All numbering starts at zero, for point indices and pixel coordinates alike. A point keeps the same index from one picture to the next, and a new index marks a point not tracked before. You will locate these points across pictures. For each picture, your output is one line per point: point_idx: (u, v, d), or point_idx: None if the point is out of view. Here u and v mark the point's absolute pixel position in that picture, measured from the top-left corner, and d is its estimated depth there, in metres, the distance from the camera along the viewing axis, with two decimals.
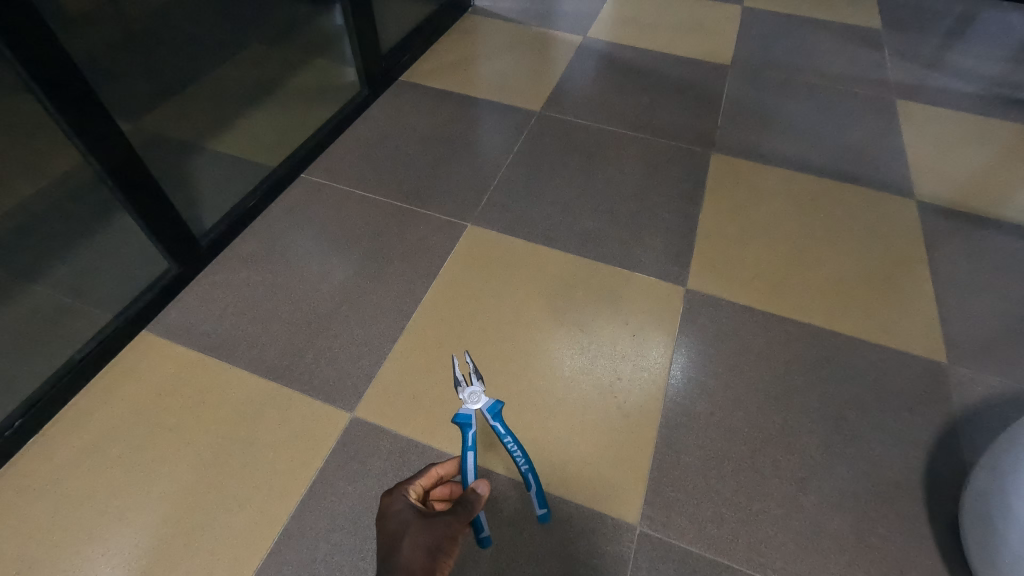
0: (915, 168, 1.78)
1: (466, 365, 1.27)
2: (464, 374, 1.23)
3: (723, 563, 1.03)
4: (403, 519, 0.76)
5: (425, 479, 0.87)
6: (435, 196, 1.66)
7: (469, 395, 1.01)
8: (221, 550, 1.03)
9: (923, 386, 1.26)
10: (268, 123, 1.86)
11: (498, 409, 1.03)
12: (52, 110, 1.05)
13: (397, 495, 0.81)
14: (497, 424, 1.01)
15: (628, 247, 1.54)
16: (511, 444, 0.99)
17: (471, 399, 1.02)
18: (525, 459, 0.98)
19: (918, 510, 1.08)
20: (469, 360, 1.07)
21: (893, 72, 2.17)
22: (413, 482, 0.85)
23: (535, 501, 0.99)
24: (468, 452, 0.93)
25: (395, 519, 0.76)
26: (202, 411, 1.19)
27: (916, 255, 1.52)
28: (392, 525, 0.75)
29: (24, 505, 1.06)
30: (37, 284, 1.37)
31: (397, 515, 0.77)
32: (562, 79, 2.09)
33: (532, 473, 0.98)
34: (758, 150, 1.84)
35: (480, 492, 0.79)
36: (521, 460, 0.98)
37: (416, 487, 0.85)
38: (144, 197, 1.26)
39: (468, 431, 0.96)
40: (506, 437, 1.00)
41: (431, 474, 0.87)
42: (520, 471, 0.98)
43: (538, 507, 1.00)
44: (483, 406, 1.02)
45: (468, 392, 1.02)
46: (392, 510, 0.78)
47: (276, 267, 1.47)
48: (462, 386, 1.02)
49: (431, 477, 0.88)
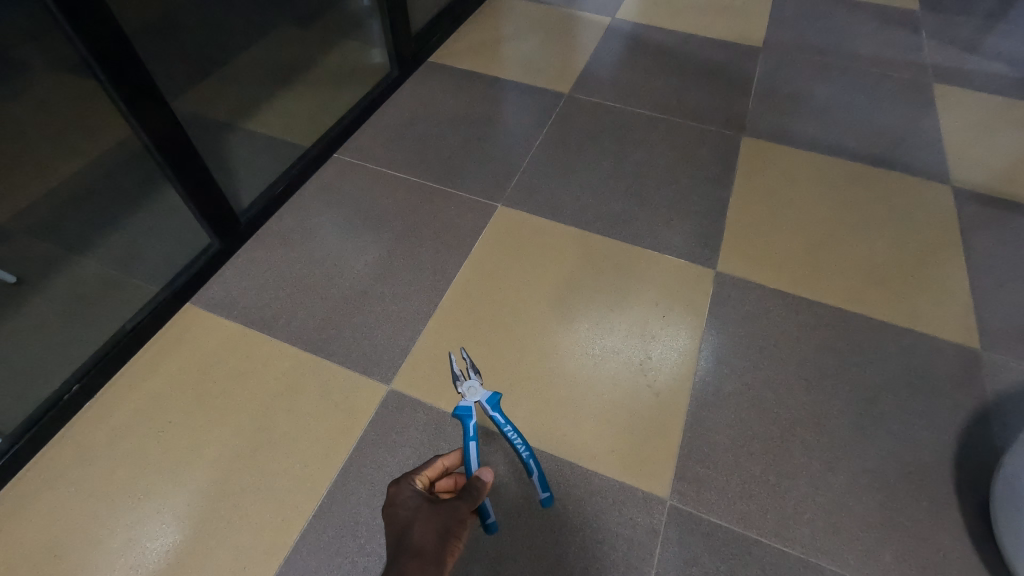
0: (950, 152, 1.75)
1: (463, 362, 1.26)
2: (461, 370, 1.23)
3: (753, 536, 1.05)
4: (412, 506, 0.74)
5: (430, 470, 0.86)
6: (465, 177, 1.68)
7: (467, 389, 1.03)
8: (268, 512, 1.07)
9: (955, 371, 1.26)
10: (300, 103, 1.89)
11: (496, 400, 1.03)
12: (106, 83, 1.09)
13: (404, 484, 0.79)
14: (496, 414, 1.02)
15: (657, 229, 1.54)
16: (511, 433, 1.00)
17: (469, 393, 1.04)
18: (525, 445, 0.99)
19: (947, 491, 1.09)
20: (466, 356, 1.10)
21: (929, 54, 2.12)
22: (419, 472, 0.84)
23: (537, 484, 1.00)
24: (470, 442, 0.93)
25: (404, 506, 0.74)
26: (246, 381, 1.24)
27: (951, 240, 1.51)
28: (400, 512, 0.73)
29: (84, 464, 1.12)
30: (87, 256, 1.42)
31: (405, 503, 0.75)
32: (590, 61, 2.08)
33: (533, 459, 0.99)
34: (789, 134, 1.82)
35: (485, 480, 0.80)
36: (521, 447, 0.99)
37: (422, 477, 0.83)
38: (188, 172, 1.30)
39: (469, 422, 0.96)
40: (505, 426, 1.01)
41: (436, 465, 0.87)
42: (520, 458, 0.99)
43: (542, 491, 1.01)
44: (482, 398, 1.03)
45: (466, 386, 1.05)
46: (401, 498, 0.76)
47: (311, 244, 1.50)
48: (460, 381, 1.05)
49: (436, 469, 0.87)
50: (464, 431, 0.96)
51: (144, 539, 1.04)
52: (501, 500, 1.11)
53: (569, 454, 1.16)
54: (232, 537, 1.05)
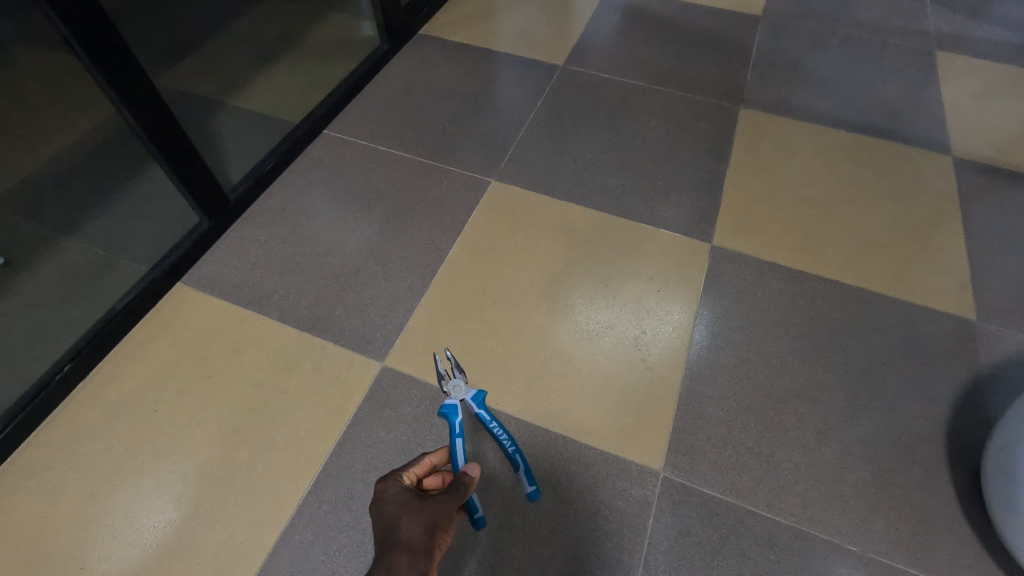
0: (953, 122, 1.72)
1: (448, 363, 1.22)
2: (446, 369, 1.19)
3: (745, 507, 1.06)
4: (400, 501, 0.72)
5: (418, 467, 0.82)
6: (458, 152, 1.65)
7: (452, 388, 1.05)
8: (264, 489, 1.08)
9: (951, 343, 1.25)
10: (288, 78, 1.84)
11: (481, 397, 1.05)
12: (85, 58, 1.05)
13: (391, 480, 0.76)
14: (481, 411, 1.04)
15: (654, 204, 1.52)
16: (497, 429, 1.02)
17: (454, 391, 1.05)
18: (511, 441, 1.00)
19: (938, 461, 1.10)
20: (451, 356, 1.12)
21: (934, 21, 2.07)
22: (406, 468, 0.80)
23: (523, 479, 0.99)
24: (456, 439, 0.93)
25: (392, 501, 0.72)
26: (240, 360, 1.24)
27: (950, 211, 1.49)
28: (388, 507, 0.71)
29: (81, 441, 1.12)
30: (76, 236, 1.41)
31: (393, 498, 0.73)
32: (585, 32, 2.03)
33: (519, 454, 0.99)
34: (789, 105, 1.78)
35: (472, 476, 0.78)
36: (507, 442, 1.00)
37: (410, 473, 0.80)
38: (174, 149, 1.27)
39: (454, 420, 0.97)
40: (490, 423, 1.02)
41: (424, 462, 0.83)
42: (507, 453, 1.00)
43: (527, 485, 0.99)
44: (467, 396, 1.05)
45: (451, 385, 1.06)
46: (388, 494, 0.73)
47: (302, 223, 1.48)
48: (445, 380, 1.07)
49: (424, 465, 0.83)
50: (450, 429, 0.97)
51: (142, 515, 1.05)
52: (496, 474, 1.11)
53: (564, 429, 1.16)
54: (229, 512, 1.06)
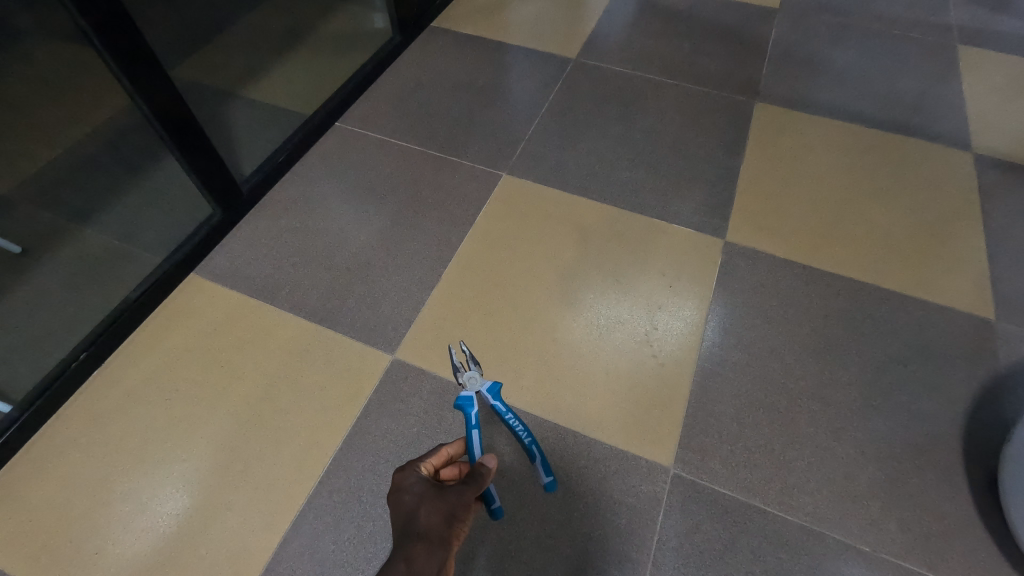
0: (973, 117, 1.68)
1: (463, 355, 1.22)
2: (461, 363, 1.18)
3: (756, 504, 1.05)
4: (418, 491, 0.72)
5: (435, 457, 0.82)
6: (469, 145, 1.64)
7: (468, 379, 1.05)
8: (276, 478, 1.09)
9: (969, 343, 1.23)
10: (301, 70, 1.84)
11: (497, 389, 1.05)
12: (100, 49, 1.06)
13: (409, 470, 0.76)
14: (497, 403, 1.04)
15: (667, 198, 1.51)
16: (513, 420, 1.02)
17: (470, 383, 1.05)
18: (527, 432, 1.01)
19: (955, 463, 1.08)
20: (466, 348, 1.12)
21: (956, 15, 2.02)
22: (424, 459, 0.80)
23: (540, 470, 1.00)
24: (473, 430, 0.93)
25: (409, 491, 0.72)
26: (252, 350, 1.24)
27: (969, 208, 1.46)
28: (407, 498, 0.71)
29: (96, 429, 1.14)
30: (92, 226, 1.42)
31: (411, 488, 0.73)
32: (599, 24, 2.01)
33: (535, 444, 0.99)
34: (805, 99, 1.76)
35: (489, 466, 0.76)
36: (523, 433, 1.00)
37: (427, 464, 0.80)
38: (188, 140, 1.28)
39: (471, 411, 0.96)
40: (507, 414, 1.03)
41: (441, 453, 0.83)
42: (523, 444, 1.00)
43: (543, 475, 1.00)
44: (482, 388, 1.05)
45: (467, 376, 1.06)
46: (406, 484, 0.74)
47: (314, 214, 1.48)
48: (461, 371, 1.07)
49: (441, 456, 0.83)
50: (466, 420, 0.97)
51: (155, 502, 1.06)
52: (505, 468, 1.11)
53: (573, 423, 1.16)
54: (241, 501, 1.07)
